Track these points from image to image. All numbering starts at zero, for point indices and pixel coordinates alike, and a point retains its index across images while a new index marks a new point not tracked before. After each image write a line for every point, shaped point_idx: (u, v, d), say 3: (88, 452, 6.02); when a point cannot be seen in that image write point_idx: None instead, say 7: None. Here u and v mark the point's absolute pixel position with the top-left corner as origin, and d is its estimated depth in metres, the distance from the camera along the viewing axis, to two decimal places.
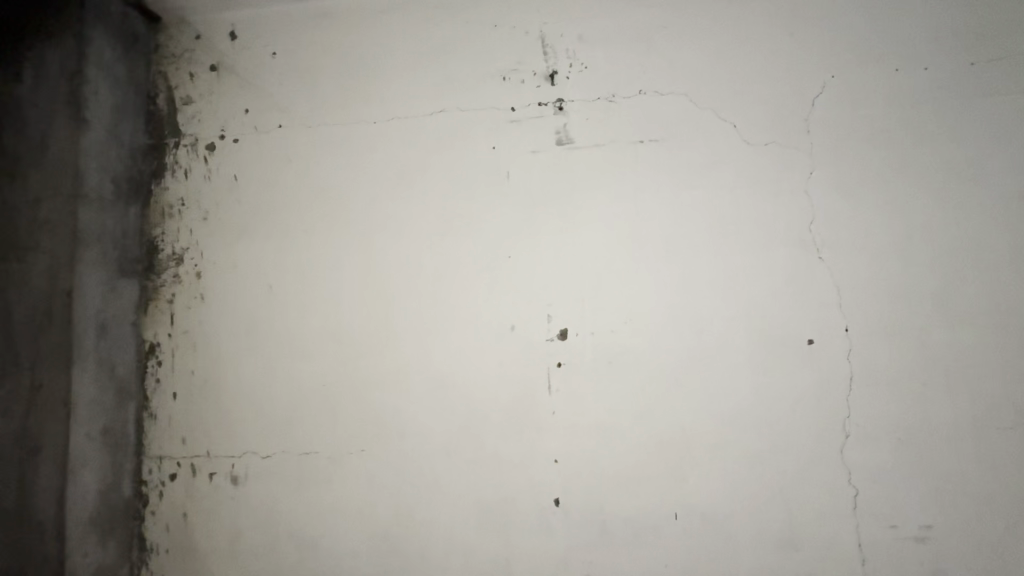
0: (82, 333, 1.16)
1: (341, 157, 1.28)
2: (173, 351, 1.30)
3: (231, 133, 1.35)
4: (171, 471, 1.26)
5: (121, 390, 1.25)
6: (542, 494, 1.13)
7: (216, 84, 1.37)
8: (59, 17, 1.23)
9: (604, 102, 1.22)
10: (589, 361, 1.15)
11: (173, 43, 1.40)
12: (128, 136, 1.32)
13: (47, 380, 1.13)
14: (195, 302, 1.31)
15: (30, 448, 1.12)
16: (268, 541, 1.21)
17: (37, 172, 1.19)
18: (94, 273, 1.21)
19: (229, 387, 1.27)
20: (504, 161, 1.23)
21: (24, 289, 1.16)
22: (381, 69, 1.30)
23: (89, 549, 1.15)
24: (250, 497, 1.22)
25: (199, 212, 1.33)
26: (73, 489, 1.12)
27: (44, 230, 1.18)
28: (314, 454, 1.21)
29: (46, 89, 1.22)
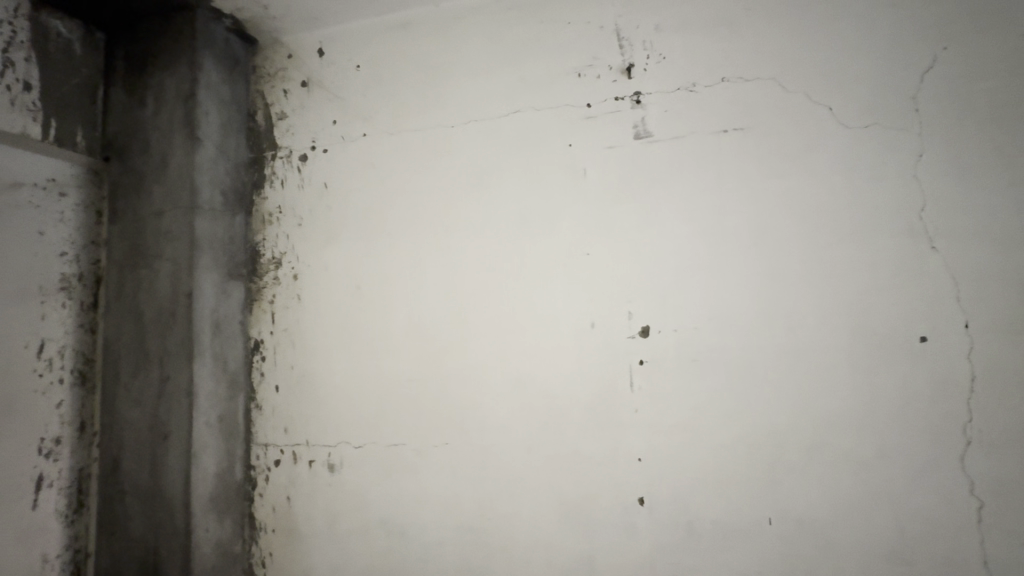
0: (200, 330, 1.29)
1: (422, 162, 1.34)
2: (275, 347, 1.42)
3: (320, 144, 1.44)
4: (275, 457, 1.38)
5: (232, 382, 1.37)
6: (624, 492, 1.12)
7: (307, 99, 1.47)
8: (176, 48, 1.38)
9: (684, 92, 1.18)
10: (673, 358, 1.13)
11: (269, 63, 1.52)
12: (233, 152, 1.45)
13: (173, 372, 1.27)
14: (293, 302, 1.41)
15: (163, 432, 1.27)
16: (361, 526, 1.28)
17: (162, 188, 1.35)
18: (210, 277, 1.33)
19: (324, 381, 1.36)
20: (580, 158, 1.22)
21: (155, 292, 1.32)
22: (458, 74, 1.33)
23: (210, 526, 1.27)
24: (344, 484, 1.31)
25: (295, 218, 1.44)
26: (196, 471, 1.25)
27: (168, 239, 1.32)
28: (402, 445, 1.27)
29: (168, 113, 1.36)
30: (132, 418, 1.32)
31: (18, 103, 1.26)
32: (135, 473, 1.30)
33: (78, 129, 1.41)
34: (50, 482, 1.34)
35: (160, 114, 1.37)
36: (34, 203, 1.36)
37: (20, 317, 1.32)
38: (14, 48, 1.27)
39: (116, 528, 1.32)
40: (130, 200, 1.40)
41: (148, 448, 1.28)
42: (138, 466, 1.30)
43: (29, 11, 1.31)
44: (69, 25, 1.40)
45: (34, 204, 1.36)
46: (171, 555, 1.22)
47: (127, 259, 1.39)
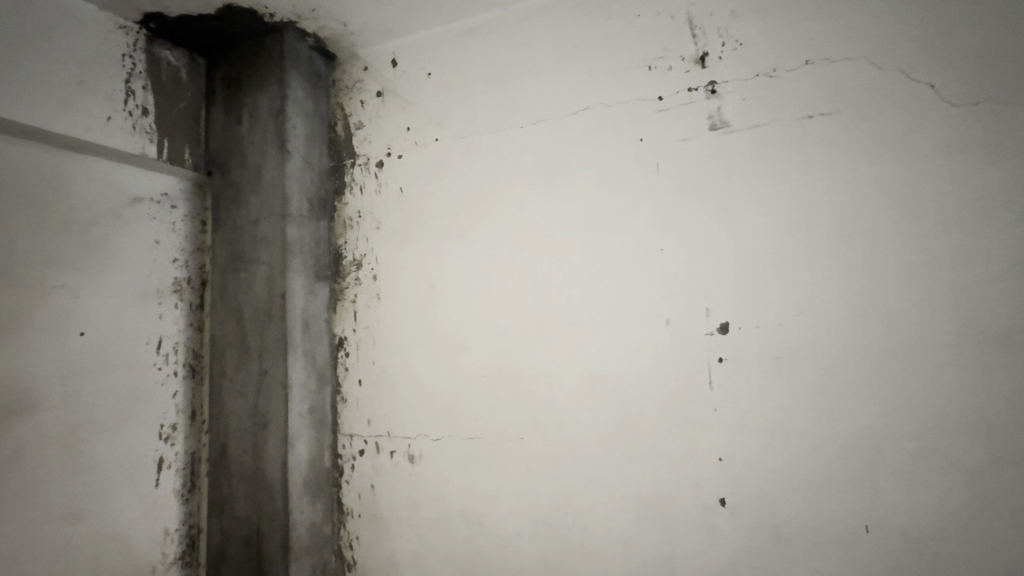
0: (293, 328, 1.39)
1: (493, 163, 1.37)
2: (357, 344, 1.51)
3: (395, 150, 1.51)
4: (360, 447, 1.47)
5: (321, 376, 1.48)
6: (705, 493, 1.10)
7: (382, 108, 1.54)
8: (267, 68, 1.50)
9: (764, 79, 1.13)
10: (756, 355, 1.09)
11: (346, 76, 1.61)
12: (317, 161, 1.56)
13: (270, 367, 1.39)
14: (373, 301, 1.50)
15: (263, 421, 1.39)
16: (440, 515, 1.34)
17: (258, 198, 1.47)
18: (300, 279, 1.44)
19: (403, 377, 1.43)
20: (653, 152, 1.21)
21: (255, 293, 1.44)
22: (526, 75, 1.35)
23: (304, 509, 1.38)
24: (424, 474, 1.37)
25: (373, 222, 1.52)
26: (292, 457, 1.35)
27: (264, 245, 1.44)
28: (478, 439, 1.32)
29: (261, 129, 1.49)
30: (236, 408, 1.46)
31: (138, 126, 1.44)
32: (239, 457, 1.43)
33: (186, 147, 1.57)
34: (168, 463, 1.51)
35: (254, 130, 1.50)
36: (151, 215, 1.53)
37: (142, 317, 1.49)
38: (135, 78, 1.45)
39: (224, 507, 1.46)
40: (229, 209, 1.54)
41: (250, 435, 1.41)
42: (241, 452, 1.43)
43: (145, 45, 1.49)
44: (176, 54, 1.57)
45: (151, 216, 1.53)
46: (272, 534, 1.33)
47: (228, 264, 1.53)
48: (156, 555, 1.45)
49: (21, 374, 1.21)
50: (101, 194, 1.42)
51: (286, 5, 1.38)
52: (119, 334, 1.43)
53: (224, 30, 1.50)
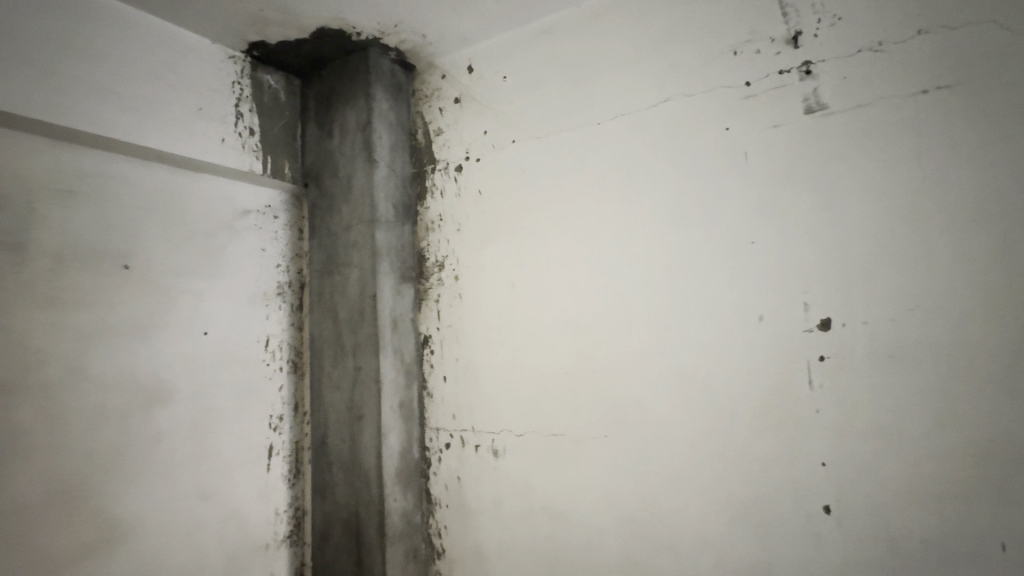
0: (383, 327, 1.48)
1: (570, 161, 1.38)
2: (441, 342, 1.57)
3: (474, 153, 1.56)
4: (446, 440, 1.53)
5: (409, 372, 1.56)
6: (807, 499, 1.04)
7: (460, 113, 1.60)
8: (355, 83, 1.60)
9: (867, 54, 1.05)
10: (863, 353, 1.01)
11: (425, 86, 1.69)
12: (401, 169, 1.64)
13: (364, 363, 1.49)
14: (455, 300, 1.55)
15: (359, 413, 1.49)
16: (525, 509, 1.37)
17: (350, 205, 1.58)
18: (388, 280, 1.53)
19: (486, 373, 1.47)
20: (741, 141, 1.15)
21: (348, 294, 1.55)
22: (603, 71, 1.34)
23: (397, 497, 1.46)
24: (508, 469, 1.40)
25: (454, 223, 1.58)
26: (385, 448, 1.44)
27: (356, 249, 1.55)
28: (561, 436, 1.33)
29: (350, 141, 1.59)
30: (333, 401, 1.58)
31: (246, 145, 1.59)
32: (338, 447, 1.54)
33: (286, 162, 1.71)
34: (277, 450, 1.66)
35: (344, 142, 1.61)
36: (258, 225, 1.69)
37: (252, 317, 1.65)
38: (243, 102, 1.60)
39: (325, 492, 1.58)
40: (324, 217, 1.66)
41: (348, 426, 1.52)
42: (340, 441, 1.54)
43: (250, 71, 1.64)
44: (276, 77, 1.72)
45: (258, 226, 1.69)
46: (370, 518, 1.43)
47: (324, 268, 1.65)
48: (269, 533, 1.60)
49: (159, 368, 1.40)
50: (217, 208, 1.59)
51: (371, 23, 1.47)
52: (234, 333, 1.59)
53: (316, 51, 1.62)
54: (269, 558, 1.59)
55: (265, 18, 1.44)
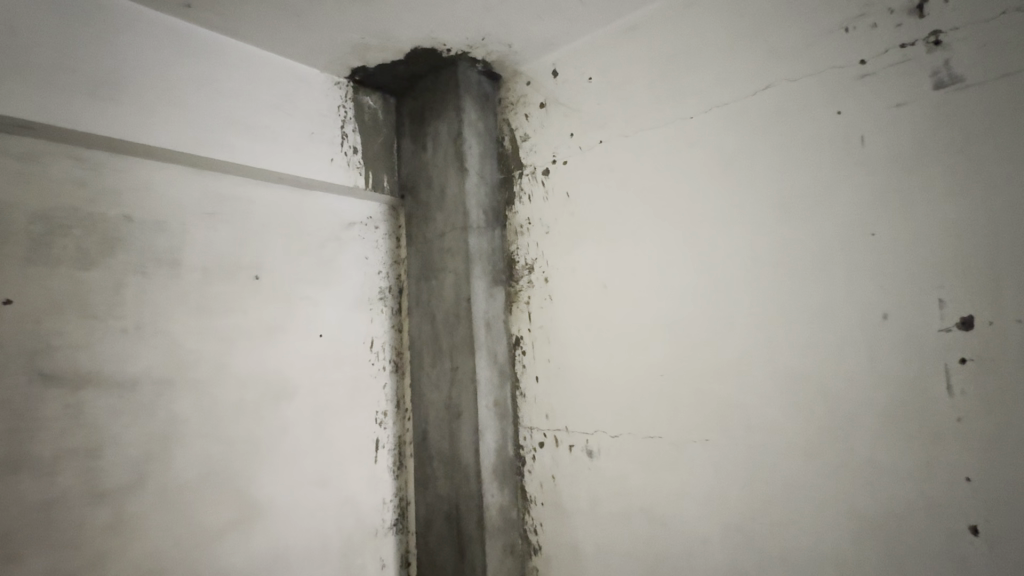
0: (477, 329, 1.55)
1: (661, 158, 1.35)
2: (533, 343, 1.61)
3: (560, 156, 1.57)
4: (539, 439, 1.56)
5: (502, 372, 1.61)
6: (948, 516, 0.94)
7: (545, 117, 1.62)
8: (445, 97, 1.69)
9: (1014, 15, 0.92)
10: (1016, 355, 0.89)
11: (511, 93, 1.73)
12: (490, 176, 1.70)
13: (460, 363, 1.56)
14: (546, 302, 1.58)
15: (457, 411, 1.57)
16: (622, 511, 1.36)
17: (443, 213, 1.67)
18: (481, 284, 1.59)
19: (579, 374, 1.48)
20: (855, 124, 1.07)
21: (444, 297, 1.64)
22: (695, 64, 1.30)
23: (494, 493, 1.51)
24: (604, 469, 1.40)
25: (542, 226, 1.61)
26: (482, 445, 1.50)
27: (450, 254, 1.63)
28: (659, 438, 1.30)
29: (442, 152, 1.68)
30: (432, 399, 1.67)
31: (350, 163, 1.74)
32: (438, 442, 1.63)
33: (385, 176, 1.84)
34: (383, 443, 1.80)
35: (437, 154, 1.70)
36: (361, 235, 1.84)
37: (359, 321, 1.79)
38: (347, 123, 1.75)
39: (427, 485, 1.68)
40: (420, 226, 1.77)
41: (447, 423, 1.60)
42: (439, 437, 1.63)
43: (352, 94, 1.79)
44: (374, 98, 1.86)
45: (361, 236, 1.84)
46: (469, 512, 1.49)
47: (421, 274, 1.75)
48: (378, 520, 1.73)
49: (284, 367, 1.57)
50: (327, 221, 1.75)
51: (460, 39, 1.54)
52: (345, 335, 1.74)
53: (410, 70, 1.73)
54: (378, 543, 1.71)
55: (366, 44, 1.56)
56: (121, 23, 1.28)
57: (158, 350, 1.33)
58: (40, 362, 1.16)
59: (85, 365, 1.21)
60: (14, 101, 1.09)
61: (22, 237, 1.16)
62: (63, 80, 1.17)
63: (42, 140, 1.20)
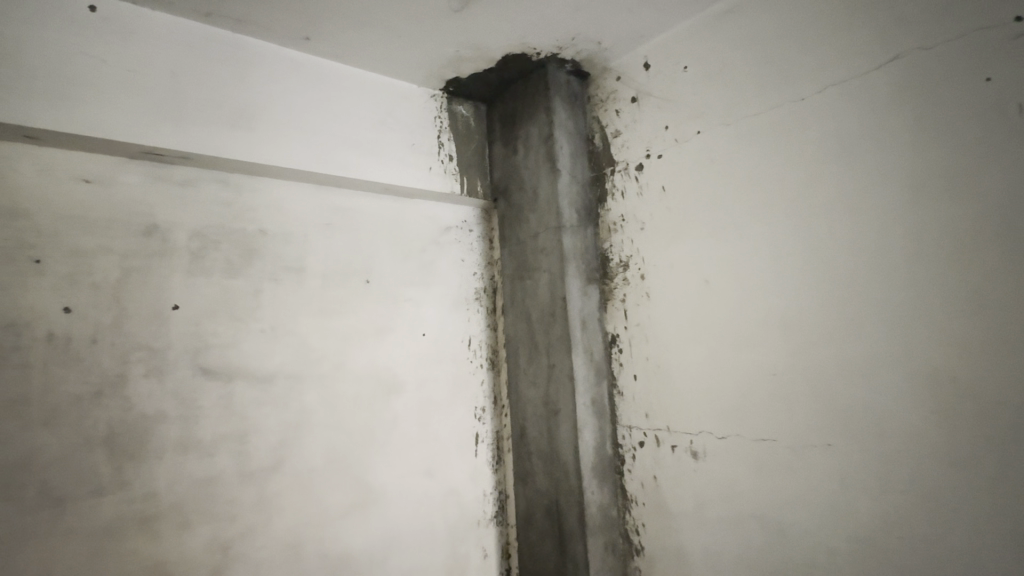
0: (573, 327, 1.56)
1: (767, 145, 1.28)
2: (630, 341, 1.59)
3: (655, 150, 1.54)
4: (639, 438, 1.54)
5: (599, 370, 1.61)
6: None
7: (637, 111, 1.60)
8: (535, 100, 1.72)
9: None
10: None
11: (600, 90, 1.72)
12: (581, 174, 1.71)
13: (557, 361, 1.59)
14: (642, 299, 1.56)
15: (555, 408, 1.59)
16: (732, 515, 1.30)
17: (536, 214, 1.70)
18: (575, 283, 1.60)
19: (680, 372, 1.44)
20: (1010, 91, 0.94)
21: (539, 296, 1.67)
22: (806, 41, 1.22)
23: (594, 491, 1.52)
24: (710, 472, 1.35)
25: (636, 222, 1.58)
26: (581, 442, 1.51)
27: (544, 254, 1.66)
28: (773, 441, 1.23)
29: (534, 154, 1.71)
30: (530, 396, 1.72)
31: (446, 170, 1.83)
32: (537, 438, 1.67)
33: (478, 180, 1.92)
34: (482, 438, 1.87)
35: (528, 156, 1.74)
36: (458, 239, 1.93)
37: (458, 320, 1.88)
38: (443, 133, 1.85)
39: (527, 479, 1.73)
40: (513, 228, 1.82)
41: (545, 419, 1.64)
42: (538, 433, 1.67)
43: (447, 105, 1.88)
44: (466, 107, 1.94)
45: (457, 240, 1.93)
46: (570, 507, 1.52)
47: (515, 274, 1.80)
48: (480, 510, 1.81)
49: (392, 364, 1.69)
50: (426, 227, 1.85)
51: (550, 41, 1.56)
52: (445, 334, 1.84)
53: (500, 77, 1.78)
54: (480, 533, 1.79)
55: (460, 56, 1.64)
56: (253, 59, 1.46)
57: (288, 348, 1.49)
58: (199, 358, 1.35)
59: (234, 361, 1.40)
60: (176, 136, 1.29)
61: (184, 251, 1.36)
62: (211, 114, 1.35)
63: (196, 168, 1.40)
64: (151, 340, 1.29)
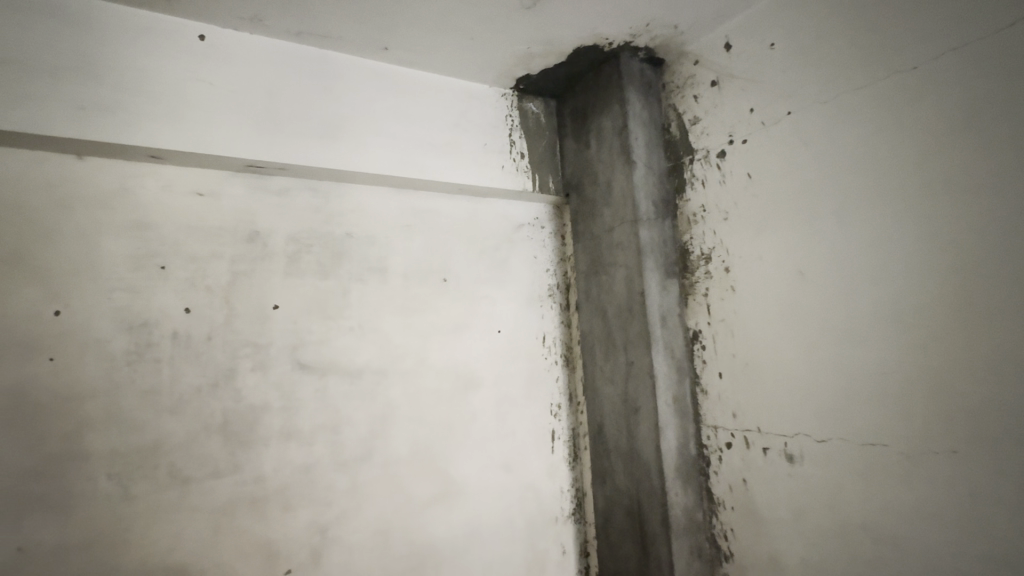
0: (653, 323, 1.52)
1: (871, 122, 1.16)
2: (714, 337, 1.52)
3: (739, 135, 1.46)
4: (726, 439, 1.47)
5: (680, 368, 1.55)
6: None
7: (718, 95, 1.52)
8: (608, 91, 1.68)
9: None
10: None
11: (677, 76, 1.66)
12: (657, 165, 1.65)
13: (636, 358, 1.56)
14: (727, 293, 1.48)
15: (634, 406, 1.56)
16: (835, 525, 1.21)
17: (611, 208, 1.67)
18: (654, 277, 1.56)
19: (772, 370, 1.36)
20: None
21: (616, 292, 1.64)
22: (917, 2, 1.09)
23: (678, 492, 1.47)
24: (809, 477, 1.26)
25: (719, 212, 1.51)
26: (663, 441, 1.47)
27: (620, 249, 1.63)
28: (883, 447, 1.13)
29: (607, 147, 1.68)
30: (608, 393, 1.69)
31: (518, 168, 1.84)
32: (616, 436, 1.65)
33: (550, 177, 1.91)
34: (559, 434, 1.87)
35: (602, 149, 1.70)
36: (530, 236, 1.94)
37: (532, 317, 1.89)
38: (515, 131, 1.86)
39: (606, 478, 1.70)
40: (587, 223, 1.80)
41: (624, 417, 1.61)
42: (617, 431, 1.64)
43: (517, 103, 1.89)
44: (537, 103, 1.94)
45: (530, 237, 1.94)
46: (653, 508, 1.48)
47: (590, 270, 1.78)
48: (557, 507, 1.81)
49: (470, 360, 1.73)
50: (499, 225, 1.88)
51: (623, 30, 1.52)
52: (520, 330, 1.86)
53: (571, 71, 1.76)
54: (558, 530, 1.79)
55: (530, 53, 1.64)
56: (337, 72, 1.54)
57: (374, 344, 1.57)
58: (297, 353, 1.45)
59: (327, 357, 1.49)
60: (273, 149, 1.40)
61: (282, 255, 1.47)
62: (302, 127, 1.45)
63: (290, 177, 1.51)
64: (256, 337, 1.41)
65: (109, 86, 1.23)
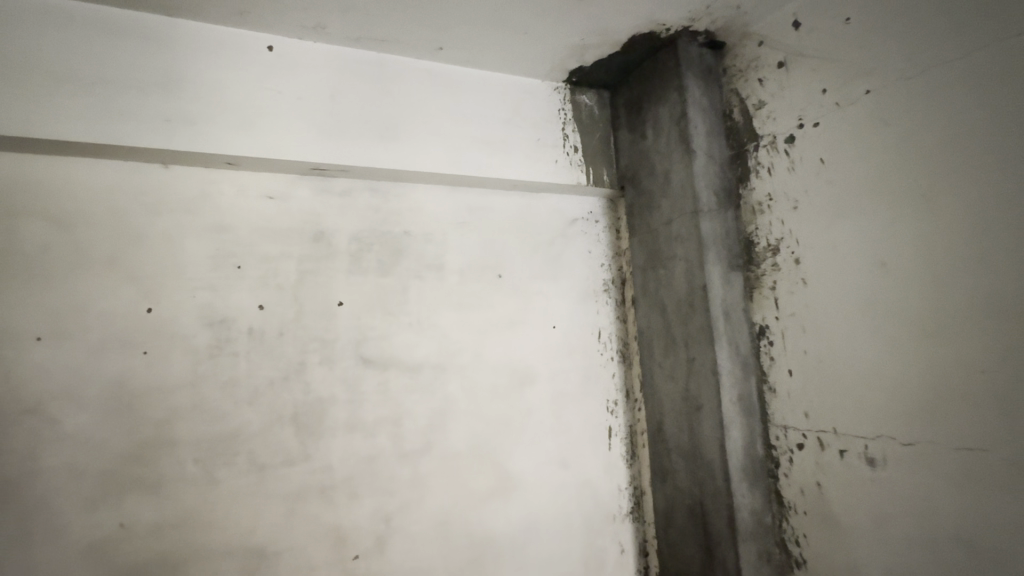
0: (716, 318, 1.46)
1: (966, 97, 1.06)
2: (782, 332, 1.44)
3: (809, 119, 1.37)
4: (797, 440, 1.39)
5: (745, 365, 1.49)
6: None
7: (786, 77, 1.43)
8: (665, 79, 1.63)
9: None
10: None
11: (739, 59, 1.58)
12: (719, 153, 1.58)
13: (698, 354, 1.51)
14: (797, 287, 1.40)
15: (696, 403, 1.51)
16: (923, 535, 1.12)
17: (669, 200, 1.62)
18: (716, 270, 1.50)
19: (849, 368, 1.27)
20: None
21: (676, 286, 1.60)
22: None
23: (744, 495, 1.41)
24: (893, 483, 1.17)
25: (788, 201, 1.43)
26: (728, 441, 1.41)
27: (680, 242, 1.58)
28: (981, 453, 1.03)
29: (665, 137, 1.63)
30: (667, 391, 1.65)
31: (572, 162, 1.82)
32: (677, 434, 1.60)
33: (604, 170, 1.88)
34: (615, 431, 1.84)
35: (659, 140, 1.66)
36: (584, 231, 1.92)
37: (587, 312, 1.87)
38: (568, 125, 1.84)
39: (665, 477, 1.66)
40: (643, 216, 1.75)
41: (685, 415, 1.56)
42: (677, 430, 1.60)
43: (570, 96, 1.87)
44: (590, 95, 1.91)
45: (584, 231, 1.92)
46: (717, 509, 1.43)
47: (647, 264, 1.74)
48: (615, 505, 1.78)
49: (525, 355, 1.73)
50: (553, 220, 1.86)
51: (681, 14, 1.47)
52: (575, 326, 1.84)
53: (626, 60, 1.72)
54: (616, 528, 1.76)
55: (584, 45, 1.61)
56: (394, 74, 1.58)
57: (432, 340, 1.60)
58: (360, 348, 1.51)
59: (388, 352, 1.54)
60: (337, 152, 1.45)
61: (345, 254, 1.53)
62: (363, 129, 1.50)
63: (352, 179, 1.56)
64: (323, 333, 1.47)
65: (189, 98, 1.32)
